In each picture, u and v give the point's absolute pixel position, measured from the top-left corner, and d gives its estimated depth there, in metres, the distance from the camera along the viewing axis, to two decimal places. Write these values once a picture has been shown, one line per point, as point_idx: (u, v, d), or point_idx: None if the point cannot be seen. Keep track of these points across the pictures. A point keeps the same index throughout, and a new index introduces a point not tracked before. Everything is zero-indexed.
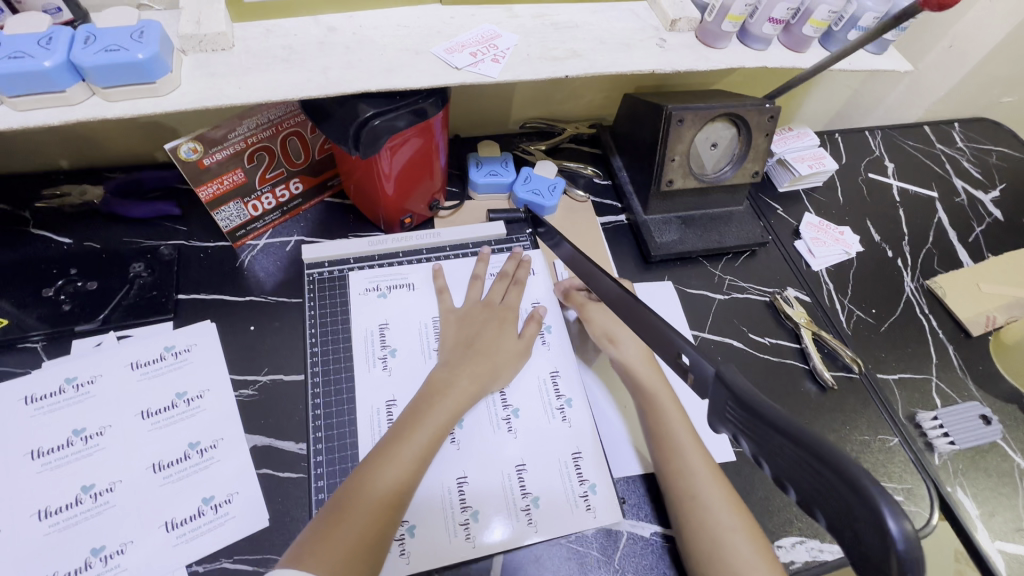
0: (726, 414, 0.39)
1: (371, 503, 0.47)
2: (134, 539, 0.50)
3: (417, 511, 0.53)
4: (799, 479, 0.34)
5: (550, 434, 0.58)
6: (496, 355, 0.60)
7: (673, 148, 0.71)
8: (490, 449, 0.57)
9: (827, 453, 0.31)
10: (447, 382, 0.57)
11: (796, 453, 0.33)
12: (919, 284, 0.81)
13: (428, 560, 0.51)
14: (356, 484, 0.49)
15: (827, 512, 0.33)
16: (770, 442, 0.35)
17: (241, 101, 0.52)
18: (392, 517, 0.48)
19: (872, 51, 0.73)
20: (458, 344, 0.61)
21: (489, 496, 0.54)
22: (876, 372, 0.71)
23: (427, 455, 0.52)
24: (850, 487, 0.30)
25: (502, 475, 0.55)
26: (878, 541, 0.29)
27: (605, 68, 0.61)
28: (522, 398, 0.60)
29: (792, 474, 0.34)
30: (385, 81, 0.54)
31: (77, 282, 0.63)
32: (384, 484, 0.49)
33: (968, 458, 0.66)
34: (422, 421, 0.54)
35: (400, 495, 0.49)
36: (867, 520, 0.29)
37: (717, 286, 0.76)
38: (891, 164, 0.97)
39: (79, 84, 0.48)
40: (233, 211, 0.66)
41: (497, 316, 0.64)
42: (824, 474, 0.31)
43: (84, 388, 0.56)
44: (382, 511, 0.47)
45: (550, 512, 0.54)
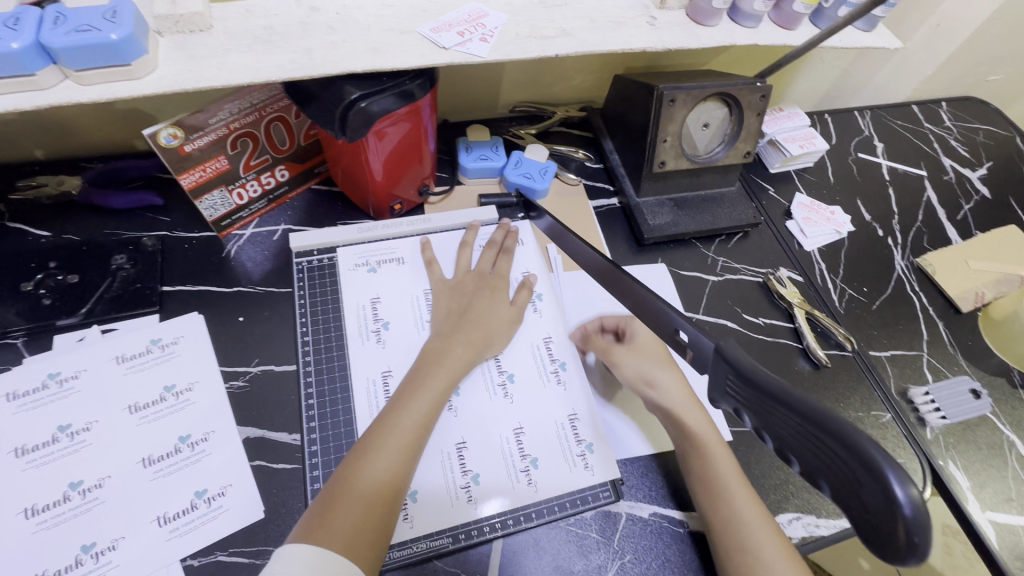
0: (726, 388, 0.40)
1: (364, 494, 0.46)
2: (126, 535, 0.49)
3: (418, 478, 0.52)
4: (800, 451, 0.34)
5: (546, 399, 0.58)
6: (491, 323, 0.59)
7: (665, 128, 0.70)
8: (488, 416, 0.56)
9: (829, 421, 0.32)
10: (439, 352, 0.56)
11: (799, 424, 0.33)
12: (910, 262, 0.82)
13: (432, 523, 0.51)
14: (347, 475, 0.47)
15: (829, 483, 0.33)
16: (771, 414, 0.36)
17: (221, 84, 0.50)
18: (390, 506, 0.47)
19: (862, 28, 0.72)
20: (449, 315, 0.60)
21: (489, 462, 0.54)
22: (868, 350, 0.72)
23: (419, 437, 0.51)
24: (855, 453, 0.30)
25: (500, 441, 0.55)
26: (884, 507, 0.30)
27: (595, 46, 0.60)
28: (516, 363, 0.60)
29: (792, 445, 0.35)
30: (371, 61, 0.53)
31: (57, 275, 0.61)
32: (375, 472, 0.47)
33: (958, 431, 0.67)
34: (412, 397, 0.52)
35: (395, 483, 0.48)
36: (874, 487, 0.30)
37: (710, 267, 0.76)
38: (880, 144, 0.97)
39: (50, 67, 0.46)
40: (217, 200, 0.64)
41: (488, 284, 0.63)
42: (828, 441, 0.32)
43: (68, 384, 0.54)
44: (377, 501, 0.46)
45: (550, 471, 0.54)
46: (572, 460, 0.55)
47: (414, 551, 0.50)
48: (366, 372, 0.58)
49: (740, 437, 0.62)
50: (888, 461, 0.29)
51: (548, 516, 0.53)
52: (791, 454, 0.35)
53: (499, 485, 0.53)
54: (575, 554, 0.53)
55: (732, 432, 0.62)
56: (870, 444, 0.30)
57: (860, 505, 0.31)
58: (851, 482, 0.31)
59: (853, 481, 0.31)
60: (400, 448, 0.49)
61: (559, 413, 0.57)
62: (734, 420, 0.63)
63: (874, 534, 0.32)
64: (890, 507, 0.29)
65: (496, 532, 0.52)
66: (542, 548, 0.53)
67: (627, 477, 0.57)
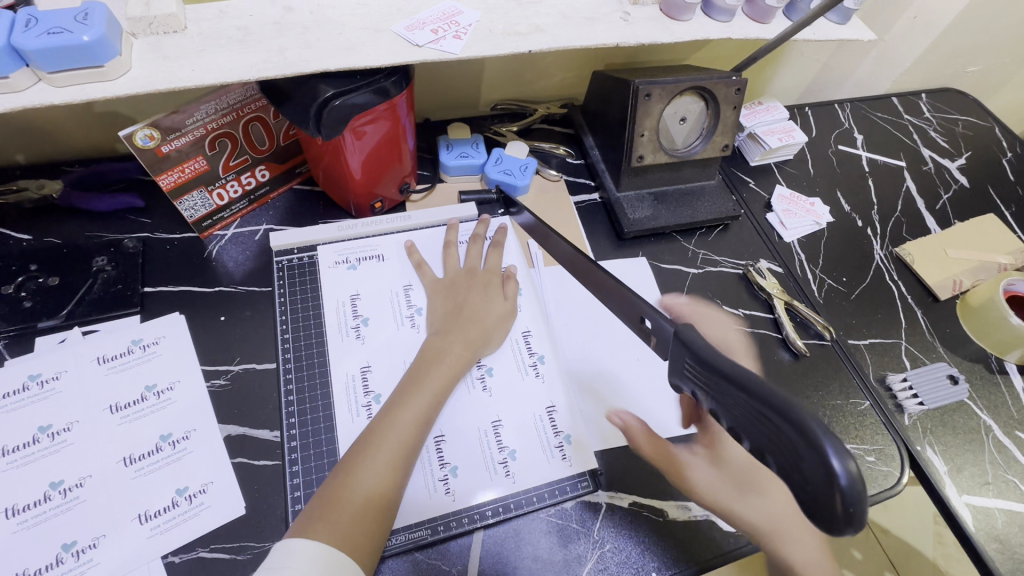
0: (685, 371, 0.43)
1: (356, 501, 0.46)
2: (107, 533, 0.49)
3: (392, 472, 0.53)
4: (747, 428, 0.37)
5: (526, 392, 0.59)
6: (486, 320, 0.60)
7: (642, 123, 0.71)
8: (472, 409, 0.57)
9: (775, 399, 0.34)
10: (439, 351, 0.57)
11: (747, 399, 0.36)
12: (888, 251, 0.83)
13: (408, 516, 0.51)
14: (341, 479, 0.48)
15: (774, 460, 0.36)
16: (723, 394, 0.39)
17: (195, 84, 0.50)
18: (384, 511, 0.47)
19: (835, 20, 0.73)
20: (447, 306, 0.61)
21: (468, 454, 0.55)
22: (847, 339, 0.73)
23: (412, 441, 0.51)
24: (795, 427, 0.33)
25: (483, 435, 0.56)
26: (821, 480, 0.32)
27: (569, 42, 0.60)
28: (495, 357, 0.60)
29: (742, 423, 0.37)
30: (344, 60, 0.53)
31: (38, 278, 0.61)
32: (369, 478, 0.48)
33: (936, 416, 0.68)
34: (413, 393, 0.53)
35: (389, 487, 0.48)
36: (811, 459, 0.32)
37: (691, 260, 0.77)
38: (859, 136, 0.98)
39: (23, 70, 0.47)
40: (197, 200, 0.64)
41: (479, 280, 0.64)
42: (772, 416, 0.34)
43: (49, 385, 0.54)
44: (369, 507, 0.47)
45: (527, 463, 0.55)
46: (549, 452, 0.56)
47: (394, 543, 0.50)
48: (346, 368, 0.58)
49: None
50: (825, 434, 0.32)
51: (526, 507, 0.54)
52: (743, 433, 0.38)
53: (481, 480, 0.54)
54: (555, 545, 0.53)
55: None
56: (810, 418, 0.33)
57: (801, 480, 0.33)
58: (791, 455, 0.34)
59: (792, 454, 0.34)
60: (391, 457, 0.49)
61: (538, 406, 0.58)
62: None
63: (813, 508, 0.34)
64: (828, 477, 0.31)
65: (476, 523, 0.52)
66: (522, 538, 0.53)
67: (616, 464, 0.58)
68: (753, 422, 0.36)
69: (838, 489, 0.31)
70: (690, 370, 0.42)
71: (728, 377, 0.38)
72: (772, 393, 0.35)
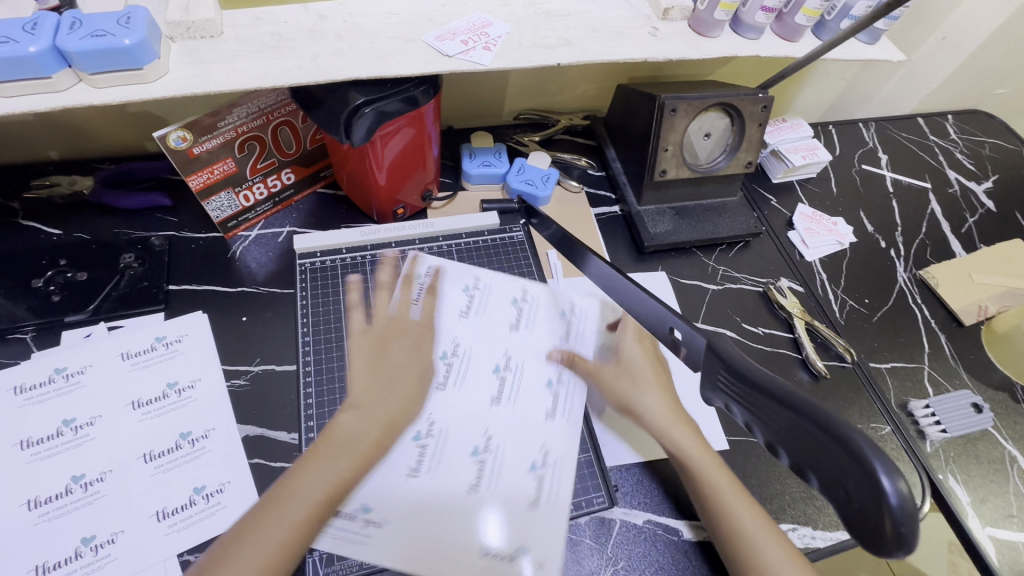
0: (717, 384, 0.42)
1: (294, 507, 0.44)
2: (125, 529, 0.49)
3: (384, 501, 0.50)
4: (788, 441, 0.37)
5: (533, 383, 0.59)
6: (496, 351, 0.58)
7: (667, 138, 0.71)
8: (512, 429, 0.56)
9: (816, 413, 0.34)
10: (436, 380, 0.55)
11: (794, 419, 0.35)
12: (912, 274, 0.82)
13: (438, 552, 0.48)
14: (287, 483, 0.45)
15: (814, 471, 0.36)
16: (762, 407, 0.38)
17: (229, 88, 0.51)
18: (313, 521, 0.44)
19: (864, 40, 0.73)
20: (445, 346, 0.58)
21: (511, 466, 0.53)
22: (869, 362, 0.72)
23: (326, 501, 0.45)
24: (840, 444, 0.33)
25: (524, 453, 0.54)
26: (870, 497, 0.33)
27: (597, 56, 0.60)
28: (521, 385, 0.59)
29: (779, 436, 0.37)
30: (376, 68, 0.54)
31: (67, 272, 0.63)
32: (309, 487, 0.45)
33: (959, 445, 0.66)
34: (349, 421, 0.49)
35: (330, 497, 0.45)
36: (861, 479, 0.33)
37: (711, 276, 0.76)
38: (884, 156, 0.97)
39: (65, 70, 0.48)
40: (225, 201, 0.65)
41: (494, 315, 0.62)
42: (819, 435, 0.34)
43: (74, 379, 0.55)
44: (297, 515, 0.44)
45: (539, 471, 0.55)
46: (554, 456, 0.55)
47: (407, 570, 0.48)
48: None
49: (739, 448, 0.62)
50: (874, 451, 0.32)
51: None
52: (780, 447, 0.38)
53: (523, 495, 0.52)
54: (567, 561, 0.53)
55: (728, 442, 0.62)
56: (854, 433, 0.33)
57: (843, 491, 0.34)
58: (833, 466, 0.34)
59: (836, 466, 0.34)
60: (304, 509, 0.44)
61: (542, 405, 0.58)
62: (731, 429, 0.63)
63: (857, 524, 0.35)
64: (879, 496, 0.32)
65: None
66: None
67: (636, 480, 0.58)
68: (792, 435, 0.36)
69: (887, 504, 0.31)
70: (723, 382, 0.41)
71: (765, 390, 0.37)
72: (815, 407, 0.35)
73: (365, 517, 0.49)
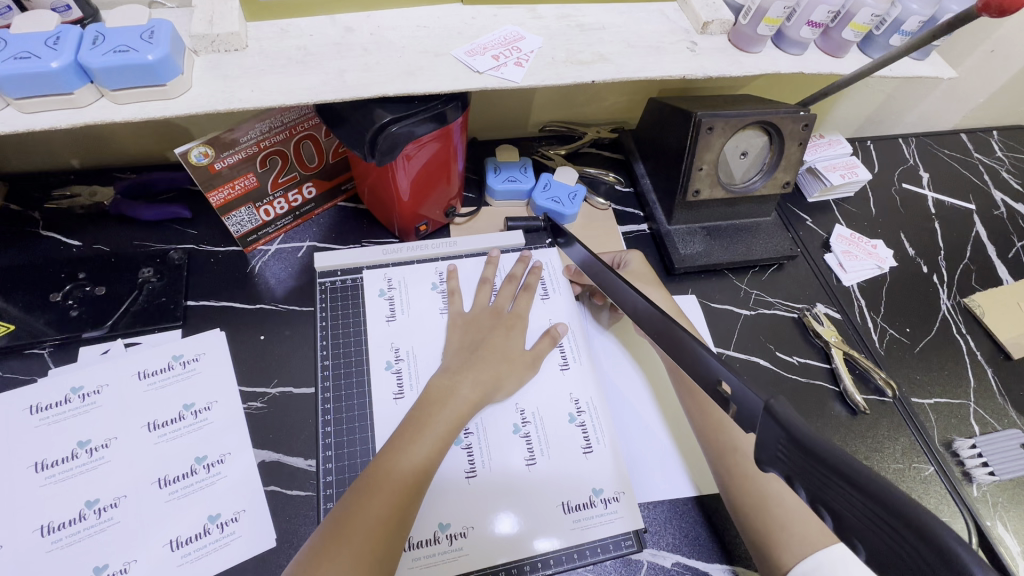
0: (775, 453, 0.34)
1: (393, 485, 0.47)
2: (137, 558, 0.48)
3: (452, 509, 0.51)
4: (869, 538, 0.29)
5: (550, 386, 0.58)
6: (500, 363, 0.57)
7: (701, 157, 0.68)
8: (552, 423, 0.56)
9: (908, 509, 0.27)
10: (446, 391, 0.54)
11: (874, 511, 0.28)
12: (956, 301, 0.77)
13: (479, 558, 0.49)
14: (379, 467, 0.48)
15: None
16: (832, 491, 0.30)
17: (252, 105, 0.49)
18: (410, 501, 0.47)
19: (913, 56, 0.69)
20: (459, 352, 0.58)
21: (561, 459, 0.54)
22: (910, 397, 0.68)
23: (412, 491, 0.48)
24: (937, 552, 0.26)
25: (569, 452, 0.55)
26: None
27: (633, 73, 0.58)
28: (537, 401, 0.57)
29: (856, 528, 0.29)
30: (404, 85, 0.52)
31: (86, 286, 0.62)
32: (400, 470, 0.48)
33: (1009, 489, 0.63)
34: (416, 436, 0.50)
35: (421, 476, 0.48)
36: None
37: (743, 300, 0.73)
38: (925, 174, 0.93)
39: (87, 86, 0.46)
40: (245, 216, 0.64)
41: (505, 321, 0.60)
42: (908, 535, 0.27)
43: (90, 398, 0.54)
44: (398, 496, 0.47)
45: (566, 476, 0.54)
46: (594, 443, 0.56)
47: None
48: (395, 417, 0.55)
49: None
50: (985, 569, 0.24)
51: (567, 564, 0.51)
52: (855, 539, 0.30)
53: (580, 486, 0.53)
54: None
55: None
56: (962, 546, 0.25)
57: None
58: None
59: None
60: (399, 489, 0.47)
61: (565, 404, 0.57)
62: None
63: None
64: None
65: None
66: None
67: (664, 519, 0.55)
68: (872, 530, 0.29)
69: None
70: (782, 453, 0.33)
71: (839, 473, 0.29)
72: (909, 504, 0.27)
73: (448, 534, 0.50)
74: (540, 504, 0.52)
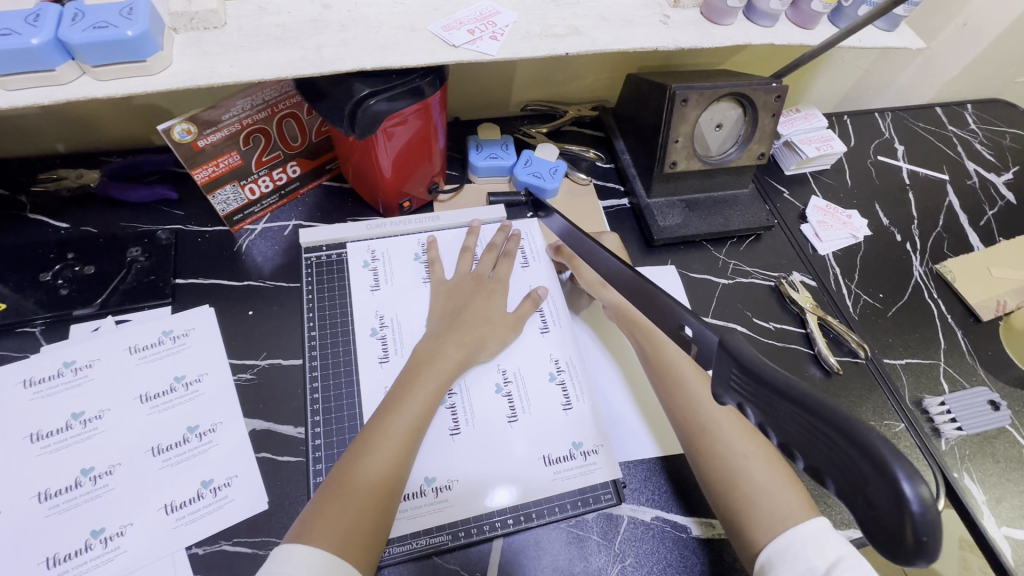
0: (730, 383, 0.39)
1: (365, 485, 0.47)
2: (133, 521, 0.50)
3: (437, 463, 0.53)
4: (807, 447, 0.34)
5: (530, 347, 0.61)
6: (483, 326, 0.59)
7: (677, 129, 0.69)
8: (533, 383, 0.58)
9: (839, 417, 0.31)
10: (432, 353, 0.56)
11: (811, 423, 0.32)
12: (928, 268, 0.80)
13: (464, 507, 0.52)
14: (346, 470, 0.48)
15: (834, 480, 0.33)
16: (777, 409, 0.35)
17: (232, 80, 0.51)
18: (386, 506, 0.47)
19: (882, 27, 0.70)
20: (444, 317, 0.59)
21: (541, 414, 0.57)
22: (883, 358, 0.70)
23: (409, 445, 0.50)
24: (863, 452, 0.30)
25: (550, 407, 0.57)
26: (890, 506, 0.30)
27: (606, 45, 0.59)
28: (517, 361, 0.59)
29: (795, 439, 0.34)
30: (381, 59, 0.53)
31: (75, 266, 0.63)
32: (372, 470, 0.47)
33: (975, 443, 0.65)
34: (405, 398, 0.52)
35: (394, 475, 0.48)
36: (880, 484, 0.30)
37: (721, 270, 0.75)
38: (900, 147, 0.95)
39: (68, 62, 0.47)
40: (230, 194, 0.65)
41: (487, 286, 0.62)
42: (838, 441, 0.31)
43: (82, 372, 0.55)
44: (374, 494, 0.47)
45: (548, 431, 0.56)
46: (573, 401, 0.58)
47: (415, 546, 0.50)
48: (381, 379, 0.57)
49: None
50: (898, 458, 0.29)
51: (548, 516, 0.53)
52: (795, 450, 0.35)
53: (560, 439, 0.56)
54: (575, 556, 0.52)
55: None
56: (879, 439, 0.30)
57: (865, 505, 0.31)
58: (857, 479, 0.31)
59: (859, 479, 0.31)
60: (395, 447, 0.49)
61: (545, 364, 0.60)
62: None
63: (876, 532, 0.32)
64: (899, 505, 0.29)
65: (496, 531, 0.52)
66: (542, 548, 0.52)
67: (643, 477, 0.57)
68: (808, 440, 0.33)
69: (909, 516, 0.28)
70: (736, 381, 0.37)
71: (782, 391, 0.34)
72: (838, 410, 0.31)
73: (433, 487, 0.52)
74: (520, 459, 0.54)
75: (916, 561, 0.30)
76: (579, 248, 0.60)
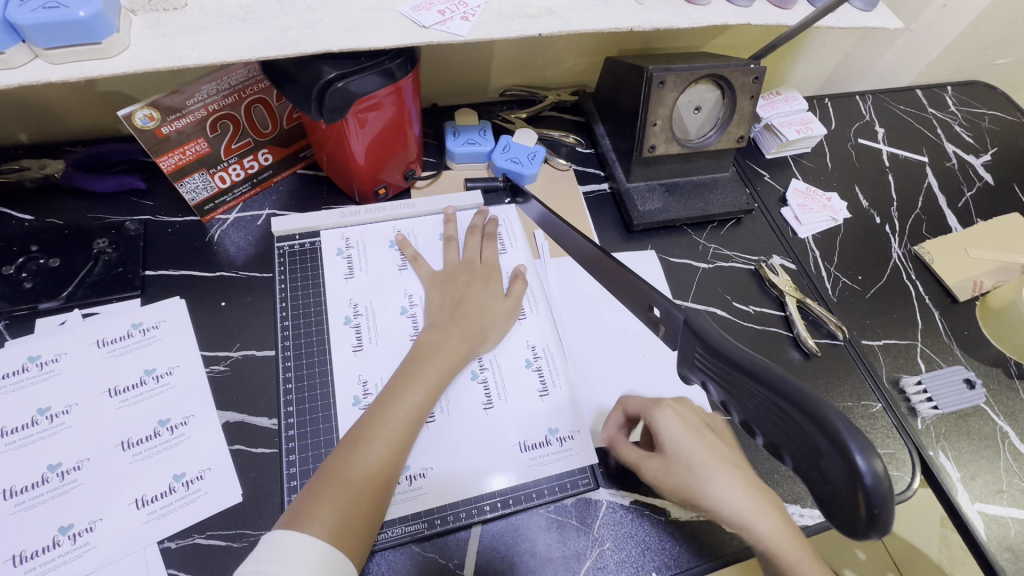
0: (696, 361, 0.40)
1: (354, 480, 0.46)
2: (103, 517, 0.49)
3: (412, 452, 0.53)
4: (765, 422, 0.35)
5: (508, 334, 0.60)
6: (483, 315, 0.58)
7: (655, 112, 0.68)
8: (509, 369, 0.58)
9: (792, 390, 0.32)
10: (435, 344, 0.55)
11: (769, 398, 0.33)
12: (907, 249, 0.80)
13: (439, 496, 0.51)
14: (344, 455, 0.47)
15: (792, 454, 0.34)
16: (738, 385, 0.36)
17: (193, 63, 0.49)
18: (375, 504, 0.46)
19: (860, 7, 0.70)
20: (442, 303, 0.59)
21: (517, 401, 0.57)
22: (861, 340, 0.71)
23: (407, 438, 0.49)
24: (817, 424, 0.31)
25: (526, 394, 0.57)
26: (843, 479, 0.30)
27: (580, 25, 0.58)
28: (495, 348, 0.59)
29: (755, 415, 0.35)
30: (348, 40, 0.51)
31: (39, 259, 0.61)
32: (362, 467, 0.47)
33: (951, 422, 0.66)
34: (405, 388, 0.52)
35: (381, 475, 0.47)
36: (833, 455, 0.30)
37: (701, 254, 0.75)
38: (881, 129, 0.95)
39: (19, 45, 0.45)
40: (199, 183, 0.63)
41: (480, 274, 0.62)
42: (794, 413, 0.32)
43: (48, 367, 0.54)
44: (367, 486, 0.46)
45: (531, 419, 0.56)
46: (550, 388, 0.58)
47: (390, 535, 0.50)
48: (356, 368, 0.57)
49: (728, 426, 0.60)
50: (849, 428, 0.30)
51: (524, 503, 0.53)
52: (755, 426, 0.36)
53: (537, 425, 0.56)
54: (555, 541, 0.52)
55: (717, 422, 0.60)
56: (831, 411, 0.30)
57: (819, 477, 0.32)
58: (811, 451, 0.32)
59: (813, 450, 0.32)
60: (390, 439, 0.49)
61: (522, 351, 0.60)
62: (721, 409, 0.61)
63: (834, 507, 0.32)
64: (852, 476, 0.29)
65: (474, 517, 0.51)
66: (522, 533, 0.52)
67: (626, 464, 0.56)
68: (767, 414, 0.34)
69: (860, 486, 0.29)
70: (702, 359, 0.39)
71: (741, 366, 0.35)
72: (791, 384, 0.32)
73: (408, 475, 0.52)
74: (496, 446, 0.54)
75: (869, 532, 0.31)
76: (556, 235, 0.61)
